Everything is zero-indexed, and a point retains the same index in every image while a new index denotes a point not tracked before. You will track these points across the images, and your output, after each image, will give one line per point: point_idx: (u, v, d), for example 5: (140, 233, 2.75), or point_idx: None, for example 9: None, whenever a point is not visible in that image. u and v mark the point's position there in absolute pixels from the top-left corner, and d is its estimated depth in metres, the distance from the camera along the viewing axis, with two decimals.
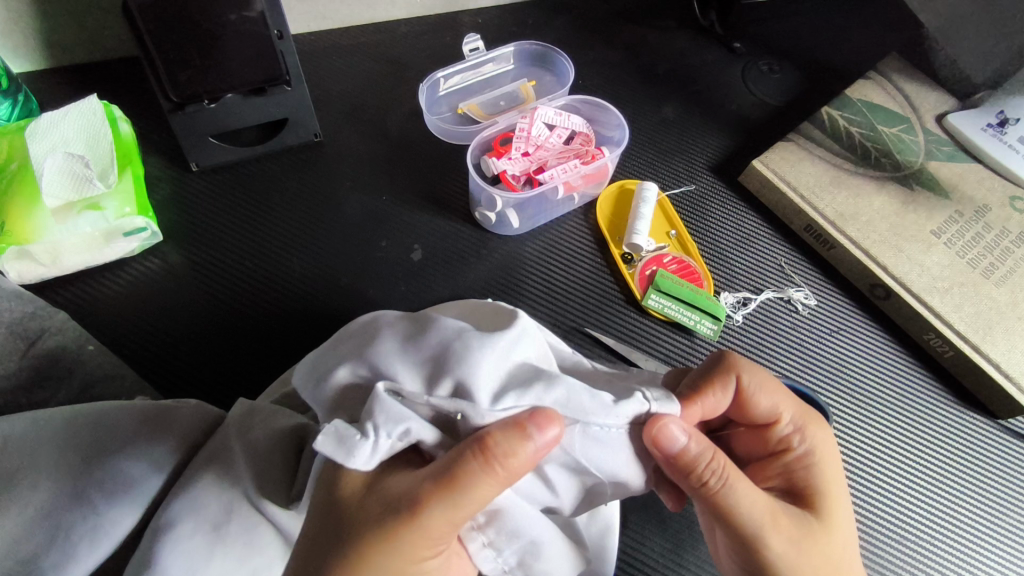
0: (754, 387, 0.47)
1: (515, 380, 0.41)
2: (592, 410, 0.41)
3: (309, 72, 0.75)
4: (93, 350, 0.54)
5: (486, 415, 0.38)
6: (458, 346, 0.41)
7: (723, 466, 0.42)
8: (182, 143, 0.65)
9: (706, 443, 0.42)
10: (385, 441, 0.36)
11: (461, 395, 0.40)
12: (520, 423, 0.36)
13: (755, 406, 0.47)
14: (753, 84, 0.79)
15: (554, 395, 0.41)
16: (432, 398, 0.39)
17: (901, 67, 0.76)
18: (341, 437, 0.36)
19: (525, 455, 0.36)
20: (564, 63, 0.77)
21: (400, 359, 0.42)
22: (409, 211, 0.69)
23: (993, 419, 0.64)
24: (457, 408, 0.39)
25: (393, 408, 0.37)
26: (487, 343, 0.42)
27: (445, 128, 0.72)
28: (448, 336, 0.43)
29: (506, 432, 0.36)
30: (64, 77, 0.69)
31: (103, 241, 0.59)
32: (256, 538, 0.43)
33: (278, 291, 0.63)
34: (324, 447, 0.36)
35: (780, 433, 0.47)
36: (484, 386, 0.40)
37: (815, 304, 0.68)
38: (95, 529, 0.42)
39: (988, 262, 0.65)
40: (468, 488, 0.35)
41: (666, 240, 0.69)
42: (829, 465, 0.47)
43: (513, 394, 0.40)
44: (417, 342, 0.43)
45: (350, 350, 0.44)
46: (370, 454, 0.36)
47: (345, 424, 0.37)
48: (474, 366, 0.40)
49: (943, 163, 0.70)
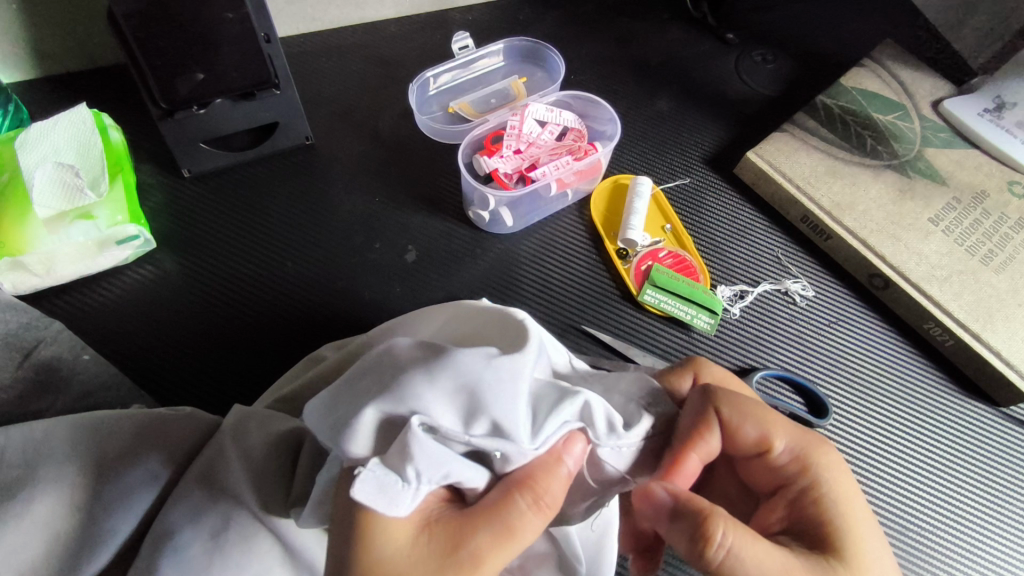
0: (736, 418, 0.43)
1: (543, 403, 0.39)
2: (603, 434, 0.41)
3: (298, 74, 0.74)
4: (88, 360, 0.54)
5: (528, 454, 0.37)
6: (488, 375, 0.38)
7: (724, 535, 0.37)
8: (173, 151, 0.65)
9: (700, 503, 0.38)
10: (426, 487, 0.35)
11: (498, 432, 0.37)
12: (555, 453, 0.38)
13: (742, 439, 0.43)
14: (747, 74, 0.79)
15: (579, 409, 0.39)
16: (471, 437, 0.37)
17: (896, 53, 0.75)
18: (383, 483, 0.35)
19: (564, 484, 0.38)
20: (555, 59, 0.77)
21: (427, 391, 0.37)
22: (402, 212, 0.69)
23: (995, 406, 0.63)
24: (497, 446, 0.37)
25: (434, 452, 0.35)
26: (516, 369, 0.39)
27: (436, 128, 0.72)
28: (476, 363, 0.38)
29: (545, 466, 0.38)
30: (54, 84, 0.69)
31: (96, 250, 0.59)
32: (253, 545, 0.42)
33: (273, 296, 0.63)
34: (364, 493, 0.34)
35: (779, 461, 0.42)
36: (520, 418, 0.37)
37: (813, 295, 0.67)
38: (93, 538, 0.41)
39: (987, 249, 0.65)
40: (522, 534, 0.36)
41: (662, 235, 0.69)
42: (838, 491, 0.41)
43: (551, 422, 0.38)
44: (438, 369, 0.38)
45: (367, 390, 0.39)
46: (411, 500, 0.35)
47: (383, 467, 0.35)
48: (507, 399, 0.37)
49: (940, 149, 0.69)
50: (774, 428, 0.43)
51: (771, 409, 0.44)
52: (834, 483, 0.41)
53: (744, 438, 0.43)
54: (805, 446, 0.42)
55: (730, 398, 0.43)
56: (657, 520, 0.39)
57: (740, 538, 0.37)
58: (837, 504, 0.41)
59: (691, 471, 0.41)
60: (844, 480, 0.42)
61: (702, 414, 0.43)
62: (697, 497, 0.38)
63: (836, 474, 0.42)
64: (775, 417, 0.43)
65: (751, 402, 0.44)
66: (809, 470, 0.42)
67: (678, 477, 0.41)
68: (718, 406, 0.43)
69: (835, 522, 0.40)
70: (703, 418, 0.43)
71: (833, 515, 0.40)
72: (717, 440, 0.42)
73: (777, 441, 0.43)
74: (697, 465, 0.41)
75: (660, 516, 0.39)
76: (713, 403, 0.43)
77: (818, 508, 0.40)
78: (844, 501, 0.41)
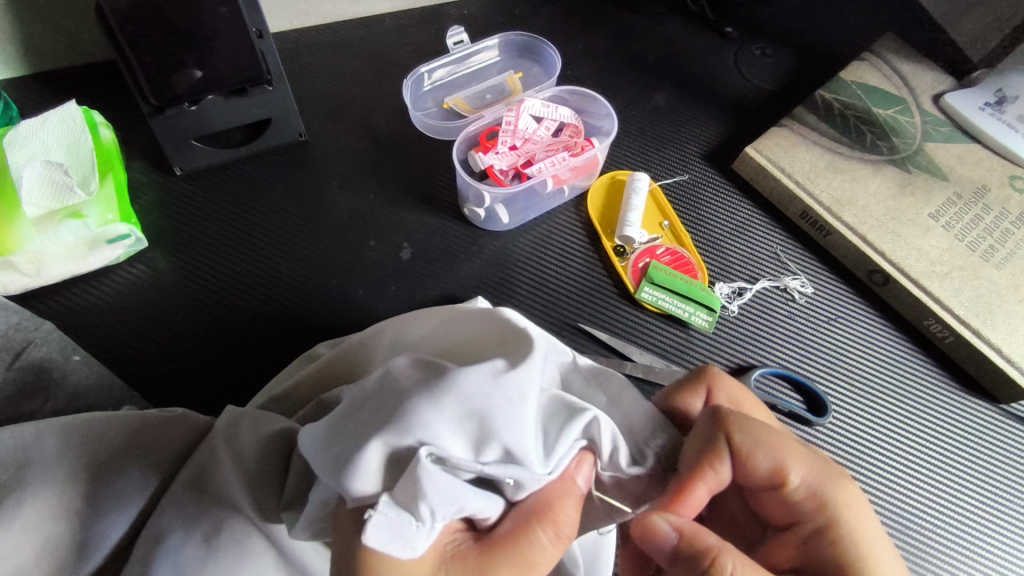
0: (750, 446, 0.40)
1: (554, 427, 0.38)
2: (609, 462, 0.40)
3: (292, 69, 0.73)
4: (79, 361, 0.53)
5: (541, 480, 0.37)
6: (495, 398, 0.37)
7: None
8: (164, 147, 0.64)
9: (706, 543, 0.37)
10: (440, 522, 0.35)
11: (510, 458, 0.36)
12: (569, 481, 0.39)
13: (755, 469, 0.41)
14: (745, 68, 0.78)
15: (585, 422, 0.39)
16: (483, 465, 0.36)
17: (896, 46, 0.75)
18: (396, 526, 0.34)
19: (581, 512, 0.39)
20: (551, 53, 0.76)
21: (436, 418, 0.36)
22: (398, 209, 0.68)
23: (996, 403, 0.63)
24: (509, 473, 0.36)
25: (446, 488, 0.35)
26: (523, 389, 0.37)
27: (432, 124, 0.71)
28: (483, 386, 0.37)
29: (565, 499, 0.38)
30: (43, 80, 0.68)
31: (86, 250, 0.58)
32: (246, 548, 0.42)
33: (267, 295, 0.62)
34: (378, 539, 0.34)
35: (795, 497, 0.41)
36: (531, 444, 0.37)
37: (812, 292, 0.67)
38: (83, 541, 0.41)
39: (988, 245, 0.64)
40: (541, 563, 0.37)
41: (659, 231, 0.68)
42: (858, 530, 0.40)
43: (561, 446, 0.38)
44: (446, 392, 0.36)
45: (371, 417, 0.37)
46: (426, 538, 0.35)
47: (395, 508, 0.34)
48: (518, 423, 0.36)
49: (940, 144, 0.69)
50: (790, 460, 0.40)
51: (787, 435, 0.42)
52: (851, 520, 0.40)
53: (758, 469, 0.41)
54: (822, 479, 0.41)
55: (744, 424, 0.41)
56: (659, 553, 0.38)
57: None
58: (855, 544, 0.39)
59: (698, 501, 0.40)
60: (863, 517, 0.40)
61: (711, 441, 0.41)
62: (701, 535, 0.37)
63: (855, 510, 0.40)
64: (791, 447, 0.41)
65: (764, 427, 0.41)
66: (826, 507, 0.40)
67: (684, 507, 0.40)
68: (730, 433, 0.41)
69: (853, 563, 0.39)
70: (713, 446, 0.41)
71: (852, 559, 0.39)
72: (727, 470, 0.40)
73: (792, 475, 0.41)
74: (705, 494, 0.40)
75: (664, 551, 0.38)
76: (724, 428, 0.41)
77: (834, 550, 0.39)
78: (862, 539, 0.40)
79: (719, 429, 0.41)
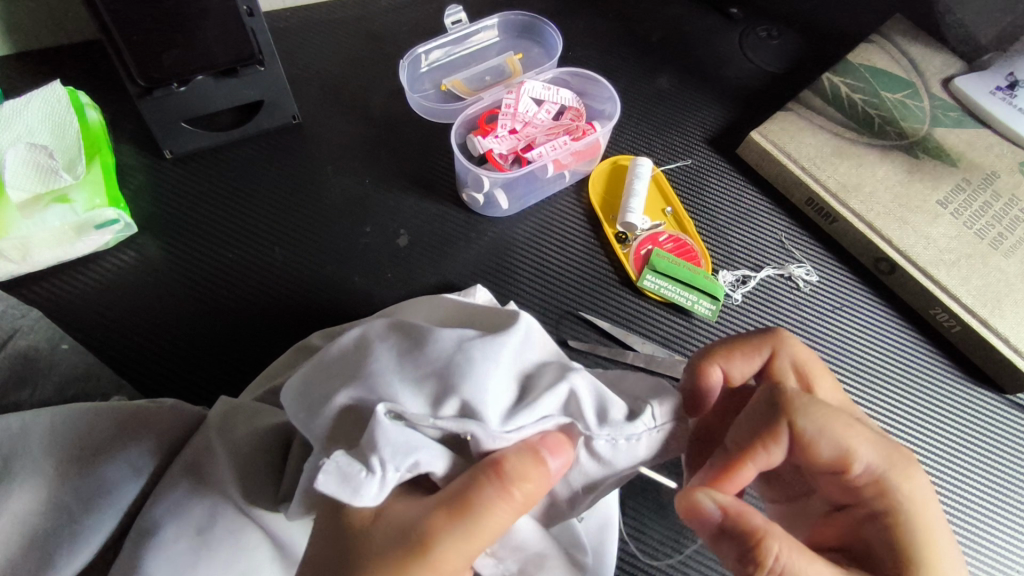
0: (813, 433, 0.38)
1: (525, 389, 0.38)
2: (595, 423, 0.38)
3: (285, 50, 0.71)
4: (67, 349, 0.51)
5: (497, 438, 0.35)
6: (458, 358, 0.37)
7: (778, 557, 0.35)
8: (153, 129, 0.62)
9: (756, 520, 0.36)
10: (393, 474, 0.32)
11: (467, 413, 0.35)
12: (535, 450, 0.34)
13: (813, 453, 0.39)
14: (751, 50, 0.76)
15: (560, 396, 0.38)
16: (438, 420, 0.35)
17: (905, 27, 0.73)
18: (346, 473, 0.32)
19: (541, 480, 0.34)
20: (552, 34, 0.74)
21: (399, 379, 0.37)
22: (394, 194, 0.66)
23: (1002, 394, 0.62)
24: (464, 428, 0.35)
25: (399, 438, 0.33)
26: (488, 351, 0.38)
27: (427, 106, 0.69)
28: (447, 349, 0.38)
29: (521, 456, 0.34)
30: (29, 60, 0.66)
31: (74, 235, 0.56)
32: (241, 540, 0.40)
33: (261, 283, 0.61)
34: (327, 486, 0.31)
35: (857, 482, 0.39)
36: (491, 401, 0.36)
37: (817, 280, 0.65)
38: (73, 534, 0.40)
39: (997, 233, 0.63)
40: (484, 517, 0.32)
41: (662, 218, 0.67)
42: (920, 520, 0.39)
43: (526, 409, 0.37)
44: (416, 358, 0.38)
45: (337, 375, 0.37)
46: (379, 490, 0.32)
47: (347, 458, 0.32)
48: (480, 379, 0.36)
49: (950, 129, 0.67)
50: (856, 445, 0.38)
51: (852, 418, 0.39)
52: (911, 506, 0.39)
53: (820, 454, 0.39)
54: (887, 465, 0.39)
55: (809, 412, 0.38)
56: (705, 530, 0.38)
57: (797, 557, 0.36)
58: (914, 532, 0.38)
59: (745, 478, 0.39)
60: (922, 500, 0.39)
61: (769, 423, 0.39)
62: (751, 515, 0.36)
63: (916, 496, 0.39)
64: (858, 431, 0.39)
65: (830, 410, 0.39)
66: (885, 495, 0.39)
67: (730, 483, 0.39)
68: (791, 417, 0.38)
69: (912, 552, 0.38)
70: (771, 430, 0.39)
71: (911, 547, 0.38)
72: (781, 454, 0.39)
73: (857, 461, 0.39)
74: (751, 471, 0.39)
75: (708, 528, 0.38)
76: (785, 412, 0.39)
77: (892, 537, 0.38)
78: (922, 523, 0.39)
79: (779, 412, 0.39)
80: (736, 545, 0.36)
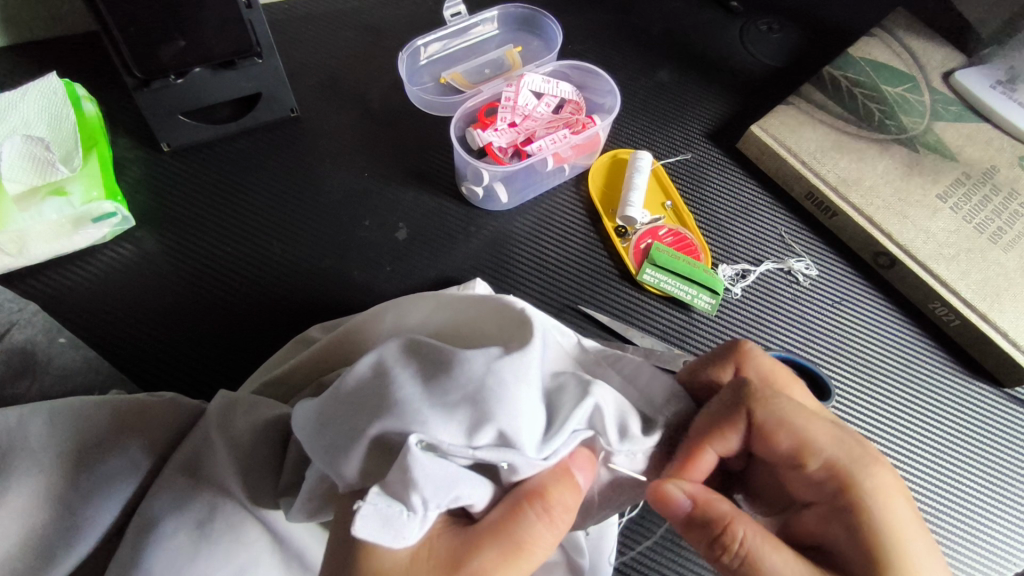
0: (766, 418, 0.40)
1: (558, 412, 0.37)
2: (616, 438, 0.38)
3: (283, 42, 0.71)
4: (65, 343, 0.51)
5: (536, 466, 0.35)
6: (491, 382, 0.36)
7: (740, 543, 0.36)
8: (151, 122, 0.62)
9: (723, 506, 0.38)
10: (434, 512, 0.33)
11: (504, 442, 0.34)
12: (564, 467, 0.36)
13: (770, 440, 0.40)
14: (751, 44, 0.76)
15: (587, 411, 0.37)
16: (476, 450, 0.34)
17: (906, 21, 0.72)
18: (386, 516, 0.32)
19: (577, 504, 0.36)
20: (552, 27, 0.74)
21: (428, 408, 0.35)
22: (393, 188, 0.66)
23: (1000, 387, 0.62)
24: (503, 458, 0.34)
25: (436, 473, 0.33)
26: (519, 373, 0.37)
27: (427, 99, 0.69)
28: (478, 373, 0.36)
29: (562, 486, 0.35)
30: (25, 51, 0.65)
31: (71, 228, 0.56)
32: (241, 534, 0.40)
33: (259, 276, 0.61)
34: (368, 531, 0.31)
35: (822, 475, 0.39)
36: (528, 429, 0.35)
37: (816, 274, 0.65)
38: (71, 528, 0.40)
39: (996, 227, 0.63)
40: (532, 548, 0.34)
41: (661, 212, 0.67)
42: (888, 515, 0.38)
43: (559, 433, 0.36)
44: (443, 383, 0.36)
45: (361, 407, 0.36)
46: (420, 529, 0.33)
47: (384, 497, 0.32)
48: (512, 404, 0.35)
49: (950, 123, 0.67)
50: (813, 437, 0.39)
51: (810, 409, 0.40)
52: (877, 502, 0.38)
53: (776, 443, 0.40)
54: (848, 460, 0.39)
55: (766, 396, 0.40)
56: (676, 519, 0.38)
57: (761, 548, 0.36)
58: (881, 526, 0.38)
59: (706, 465, 0.40)
60: (891, 498, 0.38)
61: (729, 410, 0.40)
62: (716, 502, 0.37)
63: (884, 491, 0.38)
64: (813, 422, 0.40)
65: (789, 402, 0.40)
66: (848, 488, 0.38)
67: (695, 470, 0.40)
68: (748, 403, 0.40)
69: (878, 548, 0.37)
70: (728, 416, 0.40)
71: (877, 543, 0.37)
72: (740, 440, 0.40)
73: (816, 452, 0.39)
74: (714, 457, 0.40)
75: (679, 517, 0.38)
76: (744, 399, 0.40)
77: (859, 532, 0.38)
78: (892, 522, 0.38)
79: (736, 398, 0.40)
80: (702, 533, 0.37)
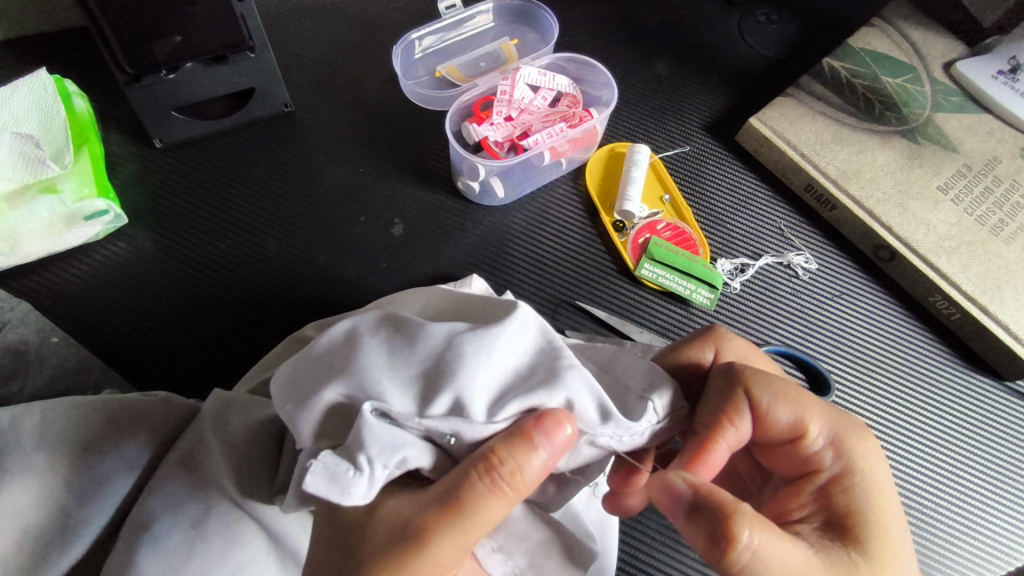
0: (769, 401, 0.39)
1: (515, 386, 0.36)
2: (594, 421, 0.37)
3: (276, 37, 0.70)
4: (57, 343, 0.50)
5: (482, 430, 0.34)
6: (450, 355, 0.36)
7: (749, 537, 0.34)
8: (144, 119, 0.61)
9: (724, 498, 0.35)
10: (381, 473, 0.32)
11: (457, 411, 0.34)
12: (525, 431, 0.33)
13: (775, 424, 0.40)
14: (749, 35, 0.75)
15: (556, 403, 0.36)
16: (426, 419, 0.34)
17: (906, 11, 0.71)
18: (333, 473, 0.32)
19: (532, 469, 0.33)
20: (548, 18, 0.73)
21: (388, 376, 0.36)
22: (388, 184, 0.65)
23: (1001, 380, 0.61)
24: (451, 426, 0.34)
25: (386, 436, 0.33)
26: (481, 343, 0.37)
27: (422, 94, 0.68)
28: (439, 345, 0.37)
29: (510, 445, 0.33)
30: (16, 48, 0.65)
31: (63, 226, 0.55)
32: (236, 534, 0.40)
33: (253, 274, 0.60)
34: (315, 486, 0.31)
35: (814, 450, 0.40)
36: (479, 398, 0.35)
37: (816, 268, 0.65)
38: (66, 528, 0.39)
39: (997, 219, 0.62)
40: (476, 509, 0.32)
41: (660, 206, 0.66)
42: (874, 481, 0.39)
43: (515, 400, 0.35)
44: (405, 355, 0.37)
45: (326, 371, 0.37)
46: (367, 487, 0.32)
47: (334, 457, 0.32)
48: (470, 374, 0.35)
49: (951, 114, 0.66)
50: (809, 411, 0.40)
51: (801, 388, 0.41)
52: (866, 469, 0.39)
53: (776, 422, 0.40)
54: (841, 431, 0.40)
55: (760, 376, 0.40)
56: (675, 512, 0.36)
57: (765, 538, 0.34)
58: (868, 491, 0.39)
59: (719, 461, 0.39)
60: (878, 469, 0.40)
61: (730, 396, 0.40)
62: (718, 491, 0.35)
63: (868, 456, 0.40)
64: (807, 398, 0.40)
65: (782, 381, 0.40)
66: (839, 455, 0.39)
67: (704, 467, 0.38)
68: (748, 385, 0.40)
69: (864, 514, 0.38)
70: (731, 403, 0.40)
71: (866, 510, 0.38)
72: (747, 427, 0.40)
73: (812, 426, 0.40)
74: (726, 452, 0.39)
75: (678, 509, 0.36)
76: (743, 384, 0.40)
77: (851, 501, 0.38)
78: (877, 506, 0.38)
79: (736, 383, 0.40)
80: (701, 527, 0.35)
